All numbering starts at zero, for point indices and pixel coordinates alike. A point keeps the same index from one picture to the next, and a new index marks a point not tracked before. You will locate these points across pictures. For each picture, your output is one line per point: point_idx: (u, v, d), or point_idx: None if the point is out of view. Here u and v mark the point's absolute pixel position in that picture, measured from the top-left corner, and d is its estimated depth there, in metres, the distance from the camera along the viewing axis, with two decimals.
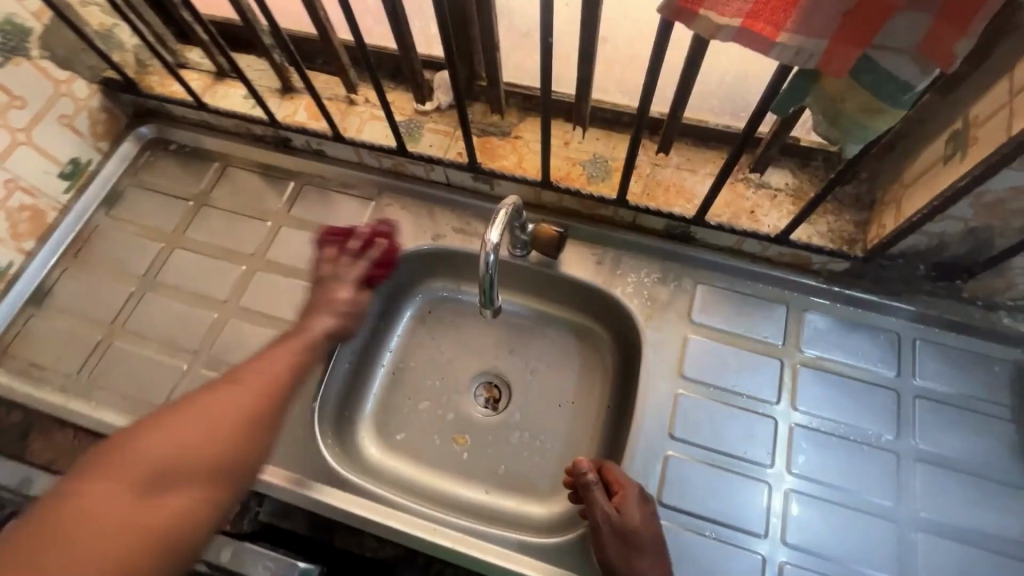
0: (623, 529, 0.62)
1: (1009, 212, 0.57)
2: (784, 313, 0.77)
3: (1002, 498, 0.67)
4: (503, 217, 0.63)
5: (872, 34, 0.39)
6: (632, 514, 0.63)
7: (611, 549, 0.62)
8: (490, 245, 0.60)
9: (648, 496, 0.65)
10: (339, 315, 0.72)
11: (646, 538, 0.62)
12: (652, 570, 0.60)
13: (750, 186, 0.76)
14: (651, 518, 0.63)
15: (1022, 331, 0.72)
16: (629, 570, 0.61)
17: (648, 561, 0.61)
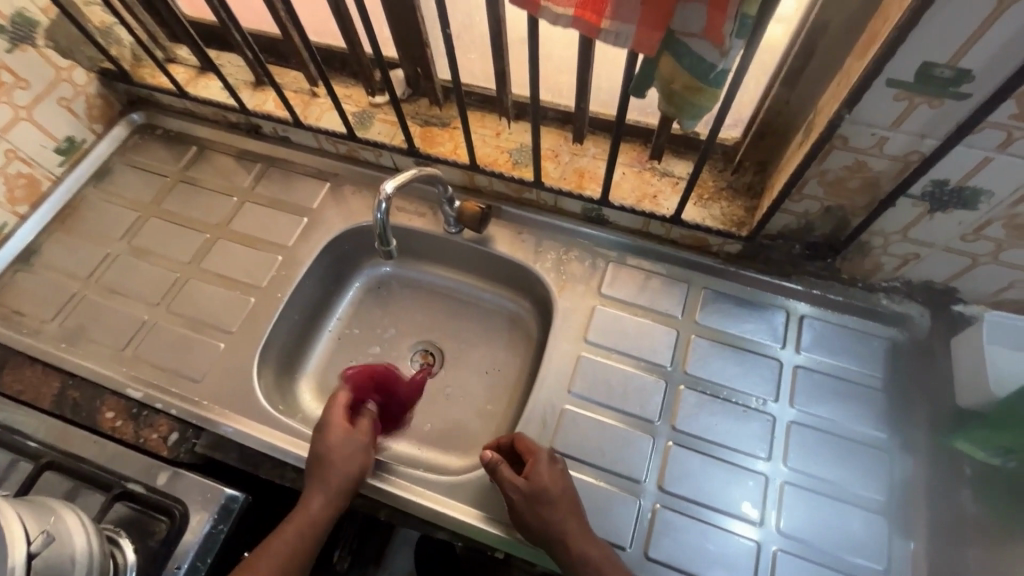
0: (532, 491, 0.65)
1: (850, 190, 0.65)
2: (685, 287, 0.85)
3: (865, 458, 0.72)
4: (411, 176, 0.76)
5: (666, 19, 0.48)
6: (540, 477, 0.66)
7: (524, 513, 0.65)
8: (382, 195, 0.72)
9: (559, 460, 0.70)
10: (331, 466, 0.70)
11: (556, 494, 0.66)
12: (564, 520, 0.64)
13: (655, 173, 0.84)
14: (565, 479, 0.68)
15: (900, 311, 0.79)
16: (542, 526, 0.64)
17: (561, 513, 0.65)
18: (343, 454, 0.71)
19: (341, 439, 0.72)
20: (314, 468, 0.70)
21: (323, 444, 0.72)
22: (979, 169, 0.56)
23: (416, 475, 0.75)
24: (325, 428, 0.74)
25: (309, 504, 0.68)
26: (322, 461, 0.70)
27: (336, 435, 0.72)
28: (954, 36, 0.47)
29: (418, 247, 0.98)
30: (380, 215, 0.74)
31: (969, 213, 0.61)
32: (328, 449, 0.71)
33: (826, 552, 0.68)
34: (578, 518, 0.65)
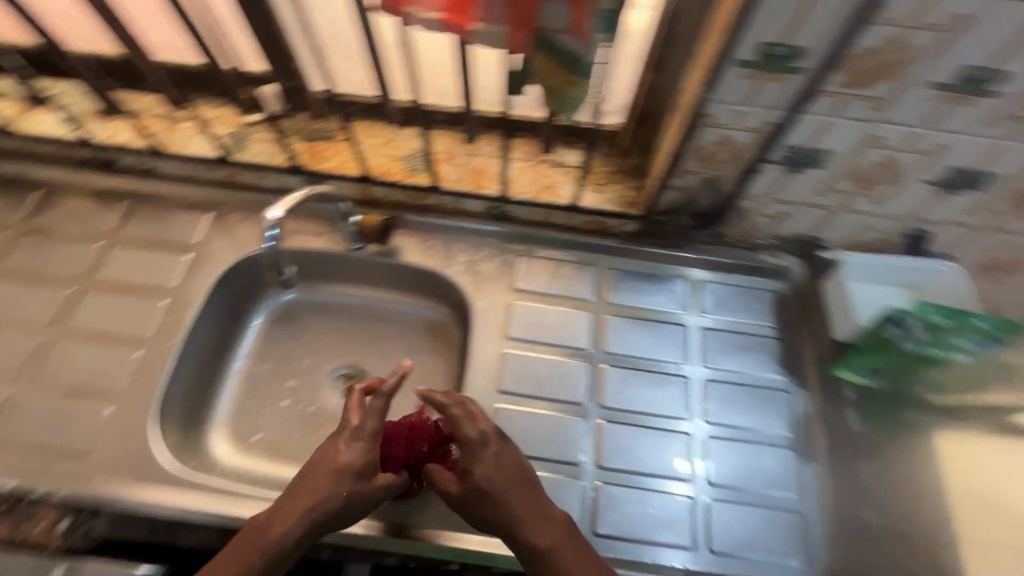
0: (469, 487, 0.62)
1: (722, 162, 0.71)
2: (593, 270, 0.88)
3: (769, 399, 0.80)
4: (300, 198, 0.72)
5: (531, 19, 0.49)
6: (474, 471, 0.62)
7: (469, 508, 0.63)
8: (268, 221, 0.69)
9: (494, 443, 0.64)
10: (337, 489, 0.61)
11: (495, 483, 0.62)
12: (511, 507, 0.61)
13: (549, 165, 0.86)
14: (503, 462, 0.63)
15: (778, 264, 0.88)
16: (490, 517, 0.62)
17: (504, 501, 0.61)
18: (355, 475, 0.62)
19: (363, 466, 0.63)
20: (318, 478, 0.61)
21: (338, 455, 0.63)
22: (821, 132, 0.64)
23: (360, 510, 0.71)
24: (350, 438, 0.64)
25: (296, 517, 0.60)
26: (331, 475, 0.61)
27: (359, 455, 0.63)
28: (782, 17, 0.53)
29: (321, 268, 0.93)
30: (268, 243, 0.73)
31: (820, 170, 0.69)
32: (340, 463, 0.62)
33: (750, 492, 0.74)
34: (524, 500, 0.62)
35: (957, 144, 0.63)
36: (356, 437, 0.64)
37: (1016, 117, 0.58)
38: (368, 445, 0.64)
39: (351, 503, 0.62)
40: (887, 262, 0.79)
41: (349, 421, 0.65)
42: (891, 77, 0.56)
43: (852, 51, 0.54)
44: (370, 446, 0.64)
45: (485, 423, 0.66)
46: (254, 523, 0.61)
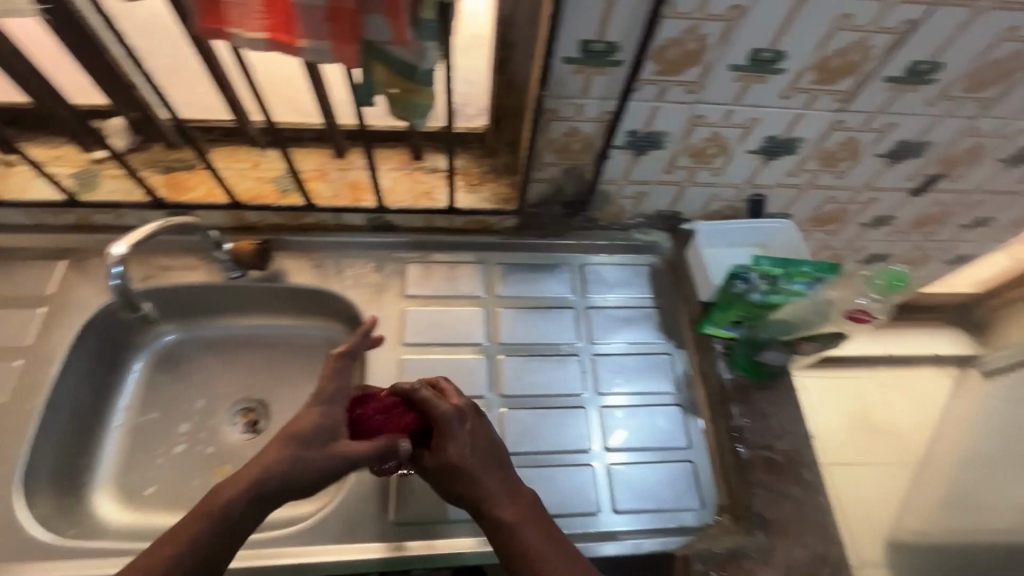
0: (442, 464, 0.65)
1: (576, 152, 0.77)
2: (481, 268, 0.91)
3: (656, 364, 0.87)
4: (152, 231, 0.69)
5: (357, 33, 0.51)
6: (449, 450, 0.64)
7: (440, 483, 0.66)
8: (110, 257, 0.66)
9: (468, 419, 0.67)
10: (292, 447, 0.60)
11: (467, 461, 0.64)
12: (484, 484, 0.64)
13: (425, 171, 0.89)
14: (477, 438, 0.66)
15: (648, 240, 0.95)
16: (461, 492, 0.64)
17: (476, 478, 0.64)
18: (313, 434, 0.62)
19: (318, 426, 0.63)
20: (279, 438, 0.61)
21: (299, 417, 0.63)
22: (651, 117, 0.71)
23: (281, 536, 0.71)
24: (313, 401, 0.65)
25: (254, 476, 0.59)
26: (289, 434, 0.61)
27: (317, 416, 0.63)
28: (593, 16, 0.58)
29: (201, 303, 0.89)
30: (114, 282, 0.69)
31: (661, 151, 0.77)
32: (296, 425, 0.62)
33: (646, 451, 0.80)
34: (495, 476, 0.65)
35: (765, 116, 0.72)
36: (319, 401, 0.65)
37: (803, 89, 0.68)
38: (323, 407, 0.65)
39: (305, 462, 0.60)
40: (736, 226, 0.89)
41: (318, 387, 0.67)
42: (696, 63, 0.64)
43: (658, 43, 0.61)
44: (329, 409, 0.65)
45: (460, 397, 0.68)
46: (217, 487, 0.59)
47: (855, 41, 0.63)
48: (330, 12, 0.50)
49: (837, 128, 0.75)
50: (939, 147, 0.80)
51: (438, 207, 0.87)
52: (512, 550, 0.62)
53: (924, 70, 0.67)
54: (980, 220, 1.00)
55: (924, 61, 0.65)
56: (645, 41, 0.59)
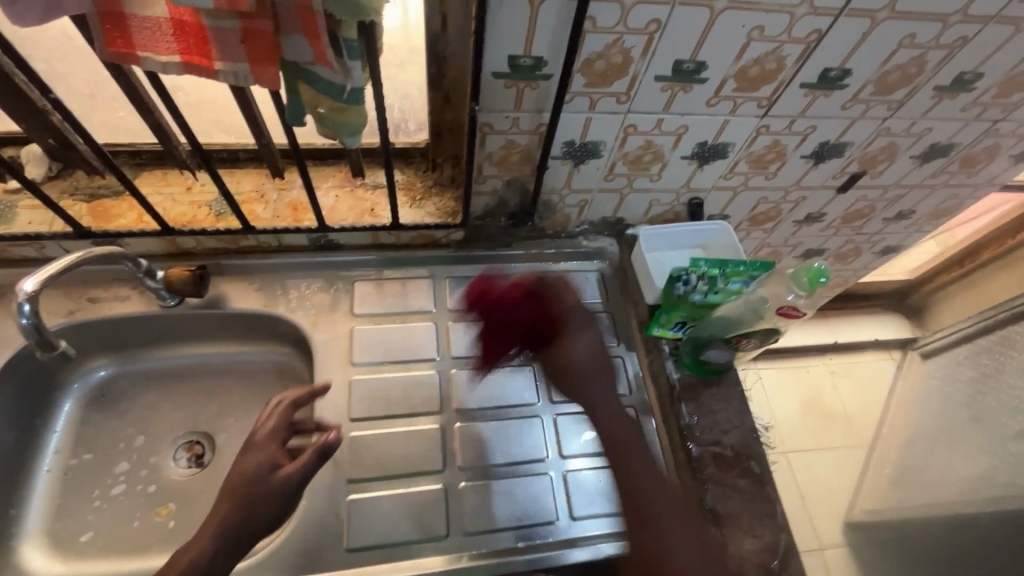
0: (559, 365, 0.76)
1: (516, 164, 0.78)
2: (431, 282, 0.90)
3: (609, 369, 0.88)
4: (68, 264, 0.66)
5: (276, 54, 0.50)
6: (567, 350, 0.76)
7: (553, 379, 0.78)
8: (19, 294, 0.62)
9: (587, 329, 0.77)
10: (242, 494, 0.62)
11: (580, 363, 0.76)
12: (587, 388, 0.75)
13: (367, 188, 0.88)
14: (589, 348, 0.76)
15: (596, 246, 0.96)
16: (571, 391, 0.76)
17: (579, 385, 0.75)
18: (261, 476, 0.64)
19: (263, 465, 0.65)
20: (229, 488, 0.63)
21: (242, 464, 0.65)
22: (585, 127, 0.72)
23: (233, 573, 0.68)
24: (250, 445, 0.67)
25: (211, 533, 0.60)
26: (237, 483, 0.63)
27: (261, 457, 0.65)
28: (518, 32, 0.59)
29: (136, 335, 0.84)
30: (25, 319, 0.64)
31: (599, 160, 0.79)
32: (242, 471, 0.64)
33: (602, 455, 0.81)
34: (599, 388, 0.75)
35: (694, 123, 0.75)
36: (258, 442, 0.67)
37: (726, 97, 0.71)
38: (264, 444, 0.66)
39: (258, 497, 0.62)
40: (675, 230, 0.91)
41: (254, 429, 0.68)
42: (623, 75, 0.66)
43: (584, 56, 0.63)
44: (270, 448, 0.66)
45: (582, 305, 0.79)
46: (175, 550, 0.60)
47: (770, 51, 0.66)
48: (246, 33, 0.49)
49: (762, 132, 0.78)
50: (857, 147, 0.85)
51: (381, 223, 0.85)
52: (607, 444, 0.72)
53: (835, 76, 0.71)
54: (903, 213, 1.07)
55: (834, 68, 0.69)
56: (570, 55, 0.61)
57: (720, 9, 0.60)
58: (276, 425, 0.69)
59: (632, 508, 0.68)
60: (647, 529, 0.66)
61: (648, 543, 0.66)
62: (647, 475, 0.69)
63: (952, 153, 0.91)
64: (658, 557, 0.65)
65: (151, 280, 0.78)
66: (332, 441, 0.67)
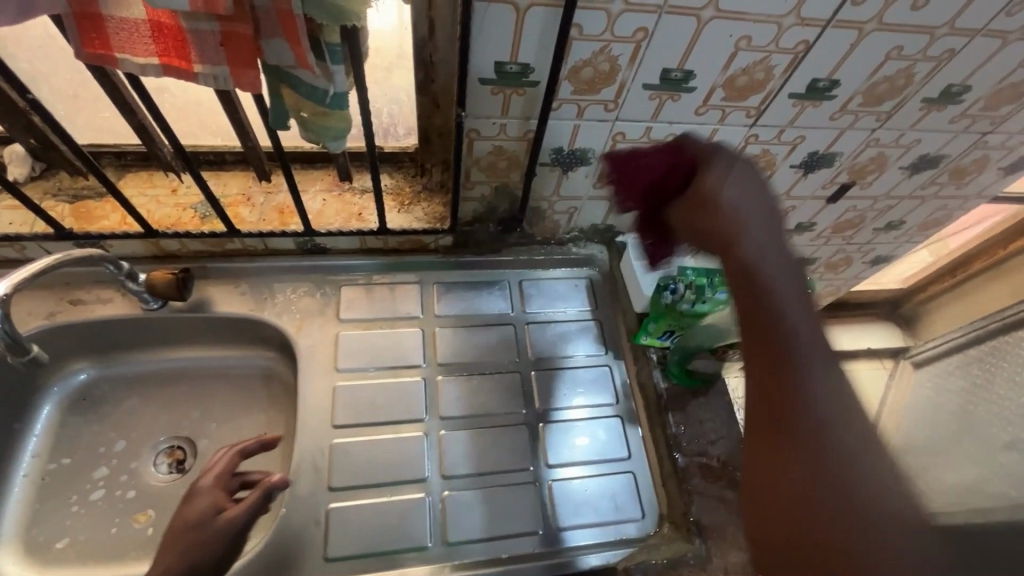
0: (697, 198, 0.50)
1: (504, 170, 0.77)
2: (419, 288, 0.90)
3: (596, 376, 0.87)
4: (40, 268, 0.65)
5: (256, 58, 0.50)
6: (706, 181, 0.50)
7: (681, 219, 0.53)
8: None
9: (738, 163, 0.50)
10: (185, 541, 0.63)
11: (723, 203, 0.48)
12: (730, 232, 0.46)
13: (355, 193, 0.87)
14: (748, 185, 0.48)
15: (585, 253, 0.96)
16: (689, 230, 0.52)
17: (717, 228, 0.48)
18: (203, 522, 0.64)
19: (206, 511, 0.65)
20: (172, 537, 0.63)
21: (184, 511, 0.65)
22: (574, 134, 0.72)
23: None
24: (193, 493, 0.67)
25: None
26: (180, 531, 0.63)
27: (203, 504, 0.66)
28: (504, 39, 0.59)
29: (118, 339, 0.83)
30: (0, 324, 0.63)
31: (588, 167, 0.78)
32: (186, 519, 0.64)
33: (589, 464, 0.80)
34: (761, 233, 0.46)
35: (683, 132, 0.75)
36: (201, 489, 0.67)
37: (715, 106, 0.71)
38: (209, 489, 0.67)
39: (201, 542, 0.63)
40: None
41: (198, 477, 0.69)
42: (610, 82, 0.65)
43: (571, 63, 0.62)
44: (212, 494, 0.67)
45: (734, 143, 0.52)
46: None
47: (758, 61, 0.66)
48: (225, 36, 0.48)
49: (751, 141, 0.78)
50: (846, 158, 0.85)
51: (369, 228, 0.85)
52: (743, 323, 0.46)
53: (823, 87, 0.71)
54: (893, 223, 1.07)
55: (822, 79, 0.69)
56: (557, 63, 0.60)
57: (708, 18, 0.59)
58: (220, 471, 0.69)
59: (777, 419, 0.43)
60: (849, 448, 0.41)
61: (833, 486, 0.40)
62: (815, 376, 0.43)
63: (940, 164, 0.91)
64: (859, 512, 0.39)
65: (133, 283, 0.77)
66: (275, 482, 0.67)
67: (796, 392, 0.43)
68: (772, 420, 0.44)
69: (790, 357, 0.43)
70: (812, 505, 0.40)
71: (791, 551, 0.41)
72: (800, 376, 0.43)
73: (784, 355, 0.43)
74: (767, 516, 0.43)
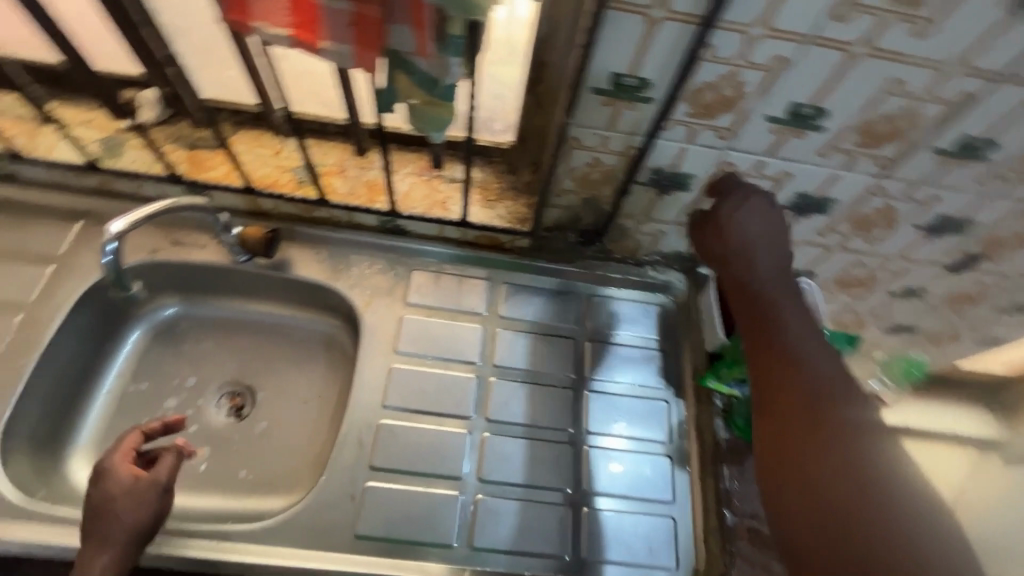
0: (719, 227, 0.67)
1: (598, 183, 0.75)
2: (487, 284, 0.89)
3: (653, 409, 0.83)
4: (154, 211, 0.70)
5: (380, 41, 0.50)
6: (730, 216, 0.66)
7: (706, 241, 0.68)
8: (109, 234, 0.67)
9: (755, 194, 0.66)
10: (117, 517, 0.63)
11: (736, 235, 0.66)
12: (742, 259, 0.66)
13: (443, 181, 0.87)
14: (763, 214, 0.66)
15: (664, 279, 0.91)
16: (706, 246, 0.69)
17: (732, 247, 0.66)
18: (128, 497, 0.64)
19: (125, 485, 0.65)
20: (96, 517, 0.63)
21: (99, 494, 0.64)
22: (680, 158, 0.68)
23: (257, 531, 0.70)
24: (102, 475, 0.65)
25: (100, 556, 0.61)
26: (104, 511, 0.63)
27: (122, 482, 0.65)
28: (627, 51, 0.56)
29: (204, 281, 0.88)
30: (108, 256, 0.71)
31: (686, 193, 0.74)
32: (106, 500, 0.63)
33: (629, 499, 0.77)
34: (766, 251, 0.66)
35: (800, 172, 0.68)
36: (113, 469, 0.66)
37: (844, 150, 0.64)
38: (120, 467, 0.66)
39: (118, 517, 0.63)
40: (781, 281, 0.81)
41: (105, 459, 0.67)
42: (732, 110, 0.61)
43: (694, 85, 0.59)
44: (125, 471, 0.66)
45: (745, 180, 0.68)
46: None
47: (905, 108, 0.59)
48: (354, 17, 0.49)
49: (874, 194, 0.71)
50: (983, 228, 0.75)
51: (450, 217, 0.86)
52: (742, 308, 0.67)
53: (977, 147, 0.62)
54: None
55: (978, 138, 0.61)
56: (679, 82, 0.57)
57: (858, 55, 0.54)
58: (127, 448, 0.68)
59: (780, 368, 0.63)
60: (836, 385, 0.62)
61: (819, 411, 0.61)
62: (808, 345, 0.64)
63: None
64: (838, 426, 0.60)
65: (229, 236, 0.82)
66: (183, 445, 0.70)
67: (804, 363, 0.63)
68: (776, 375, 0.63)
69: (780, 326, 0.65)
70: (807, 419, 0.61)
71: (783, 458, 0.61)
72: (802, 347, 0.64)
73: (773, 321, 0.65)
74: (769, 432, 0.63)
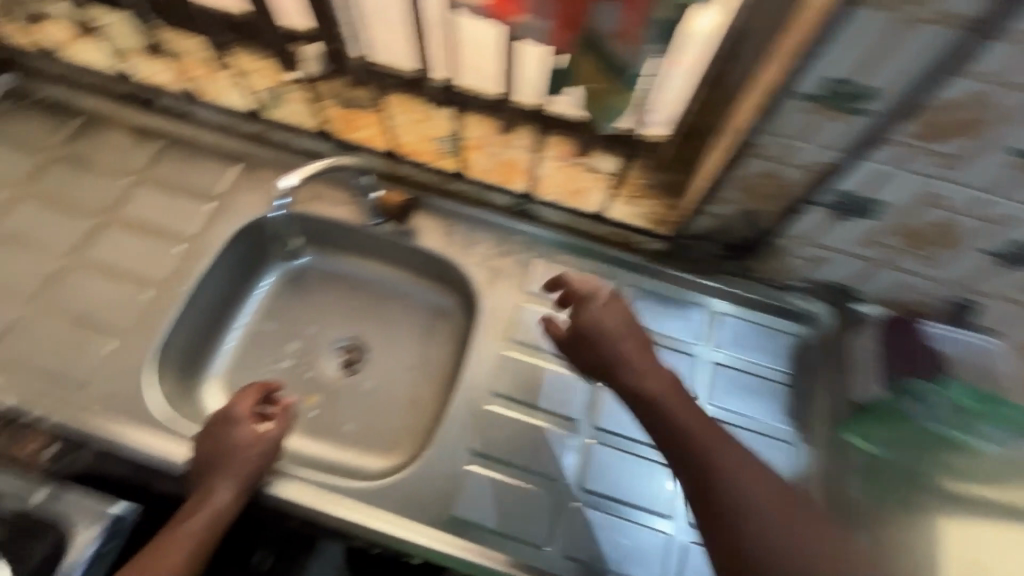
0: (585, 327, 0.66)
1: (765, 195, 0.67)
2: (610, 284, 0.83)
3: (775, 450, 0.75)
4: (319, 168, 0.74)
5: (582, 21, 0.56)
6: (593, 314, 0.66)
7: (575, 349, 0.67)
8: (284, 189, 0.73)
9: (603, 292, 0.68)
10: (245, 458, 0.68)
11: (607, 328, 0.65)
12: (625, 354, 0.64)
13: (583, 169, 0.83)
14: (613, 310, 0.66)
15: (808, 309, 0.82)
16: (573, 347, 0.67)
17: (612, 345, 0.64)
18: (252, 444, 0.69)
19: (249, 433, 0.70)
20: (219, 460, 0.67)
21: (225, 439, 0.68)
22: (878, 181, 0.58)
23: (357, 491, 0.72)
24: (226, 422, 0.70)
25: (223, 492, 0.66)
26: (230, 455, 0.67)
27: (245, 432, 0.70)
28: (858, 54, 0.48)
29: (335, 236, 0.91)
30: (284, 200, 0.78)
31: (869, 222, 0.64)
32: (230, 446, 0.68)
33: None
34: (632, 350, 0.64)
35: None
36: (235, 418, 0.70)
37: None
38: (243, 418, 0.71)
39: (244, 461, 0.68)
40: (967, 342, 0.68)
41: (224, 410, 0.71)
42: (968, 135, 0.50)
43: (930, 102, 0.49)
44: (246, 423, 0.71)
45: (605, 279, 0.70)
46: (166, 526, 0.65)
47: None
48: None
49: None
50: None
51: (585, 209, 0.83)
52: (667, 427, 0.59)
53: None
54: None
55: None
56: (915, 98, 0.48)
57: None
58: (247, 402, 0.73)
59: (725, 505, 0.53)
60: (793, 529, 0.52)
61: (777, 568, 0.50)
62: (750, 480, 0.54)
63: None
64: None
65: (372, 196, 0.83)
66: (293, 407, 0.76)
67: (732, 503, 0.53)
68: (724, 516, 0.53)
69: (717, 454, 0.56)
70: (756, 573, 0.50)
71: None
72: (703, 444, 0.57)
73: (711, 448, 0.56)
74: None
